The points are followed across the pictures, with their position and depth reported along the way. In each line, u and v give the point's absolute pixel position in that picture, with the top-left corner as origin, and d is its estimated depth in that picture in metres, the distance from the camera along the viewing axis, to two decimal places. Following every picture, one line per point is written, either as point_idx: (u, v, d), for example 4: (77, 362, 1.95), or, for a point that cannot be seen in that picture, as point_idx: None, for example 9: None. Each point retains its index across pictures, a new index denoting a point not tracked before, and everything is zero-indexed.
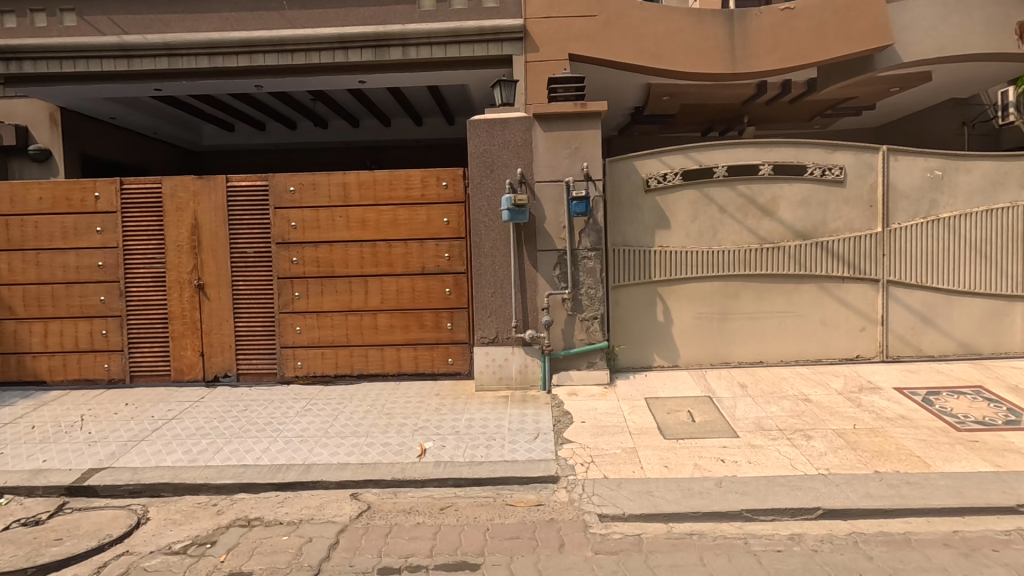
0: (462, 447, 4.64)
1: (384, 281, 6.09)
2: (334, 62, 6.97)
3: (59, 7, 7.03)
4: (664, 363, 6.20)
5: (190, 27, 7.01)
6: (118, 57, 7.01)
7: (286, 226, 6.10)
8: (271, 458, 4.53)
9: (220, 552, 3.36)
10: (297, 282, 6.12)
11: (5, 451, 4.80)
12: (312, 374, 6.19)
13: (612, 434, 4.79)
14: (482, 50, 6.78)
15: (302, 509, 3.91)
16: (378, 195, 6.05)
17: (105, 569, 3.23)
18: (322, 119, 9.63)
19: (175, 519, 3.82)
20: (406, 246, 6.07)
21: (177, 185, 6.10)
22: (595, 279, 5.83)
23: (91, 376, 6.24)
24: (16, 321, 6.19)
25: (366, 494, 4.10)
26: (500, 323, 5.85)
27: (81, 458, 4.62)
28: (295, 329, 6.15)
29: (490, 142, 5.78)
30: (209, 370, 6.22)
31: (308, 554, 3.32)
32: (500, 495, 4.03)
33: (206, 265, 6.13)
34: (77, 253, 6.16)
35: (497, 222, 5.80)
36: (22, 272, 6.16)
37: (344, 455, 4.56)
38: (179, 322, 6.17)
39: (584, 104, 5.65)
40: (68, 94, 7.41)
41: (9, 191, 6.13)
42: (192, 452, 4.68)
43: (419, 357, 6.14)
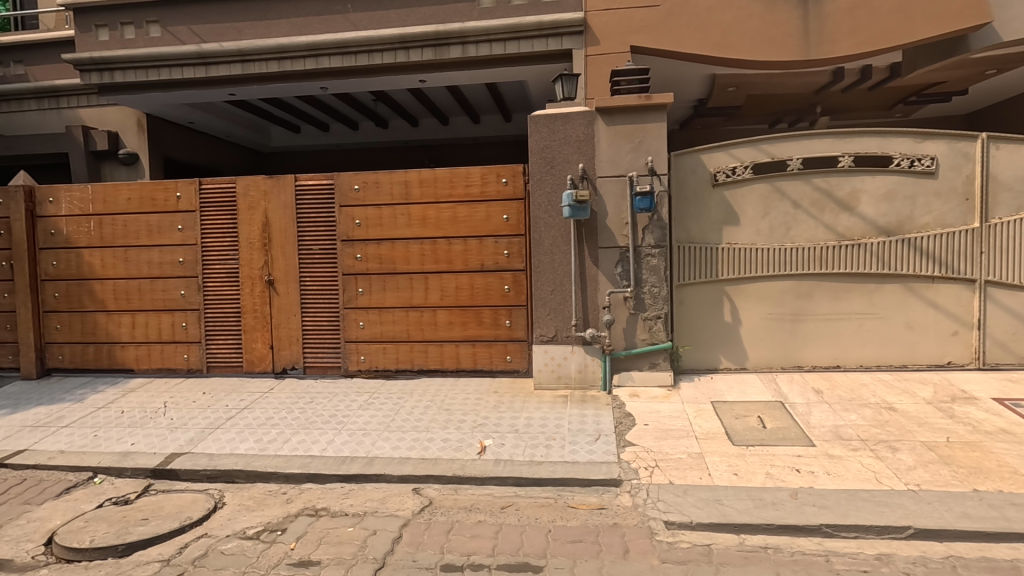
0: (522, 446, 4.60)
1: (444, 278, 6.13)
2: (395, 62, 7.11)
3: (146, 20, 7.50)
4: (730, 365, 5.94)
5: (261, 33, 7.30)
6: (196, 65, 7.42)
7: (351, 224, 6.26)
8: (335, 450, 4.66)
9: (290, 540, 3.47)
10: (360, 279, 6.27)
11: (97, 434, 5.17)
12: (374, 368, 6.34)
13: (676, 438, 4.62)
14: (541, 46, 6.77)
15: (365, 502, 3.98)
16: (438, 192, 6.10)
17: (186, 550, 3.40)
18: (382, 119, 9.84)
19: (248, 506, 3.98)
20: (465, 243, 6.08)
21: (250, 185, 6.38)
22: (658, 277, 5.65)
23: (171, 365, 6.62)
24: (107, 314, 6.66)
25: (428, 490, 4.13)
26: (560, 322, 5.78)
27: (163, 443, 4.91)
28: (359, 324, 6.30)
29: (551, 138, 5.70)
30: (278, 362, 6.47)
31: (373, 546, 3.37)
32: (562, 496, 3.96)
33: (276, 262, 6.38)
34: (161, 250, 6.55)
35: (557, 219, 5.72)
36: (113, 268, 6.62)
37: (405, 449, 4.62)
38: (251, 316, 6.45)
39: (648, 97, 5.47)
40: (153, 100, 7.91)
41: (101, 192, 6.59)
42: (263, 441, 4.88)
43: (478, 354, 6.15)
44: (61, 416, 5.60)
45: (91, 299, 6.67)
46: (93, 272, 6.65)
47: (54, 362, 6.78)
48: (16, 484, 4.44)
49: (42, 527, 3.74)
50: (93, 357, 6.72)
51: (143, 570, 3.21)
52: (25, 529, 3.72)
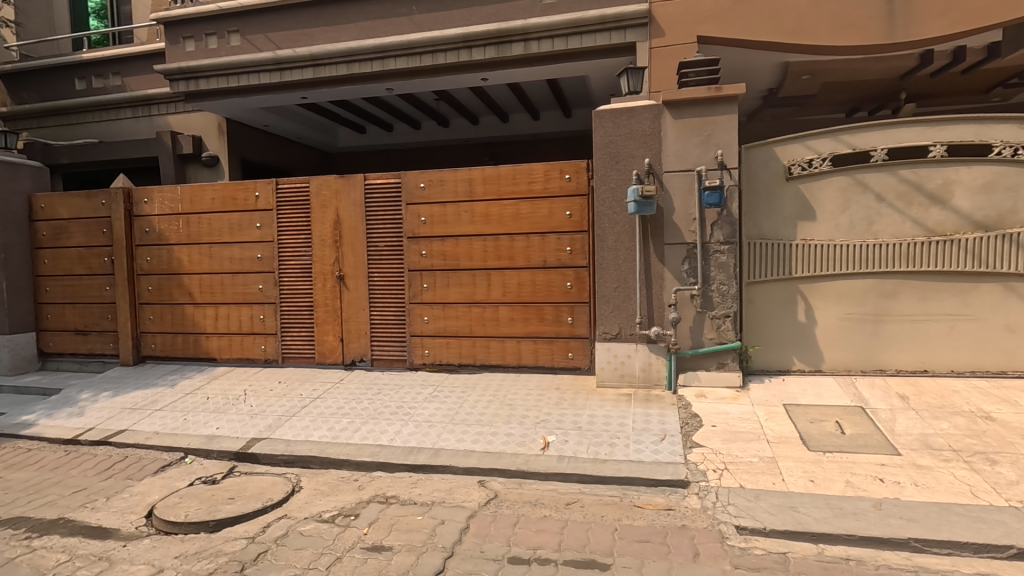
0: (585, 443, 4.58)
1: (506, 275, 6.19)
2: (459, 61, 7.22)
3: (227, 30, 7.96)
4: (804, 367, 5.67)
5: (331, 37, 7.59)
6: (273, 70, 7.80)
7: (417, 221, 6.42)
8: (403, 440, 4.81)
9: (363, 525, 3.62)
10: (425, 275, 6.43)
11: (186, 417, 5.57)
12: (438, 362, 6.47)
13: (746, 441, 4.47)
14: (603, 40, 6.70)
15: (433, 491, 4.09)
16: (501, 189, 6.16)
17: (269, 529, 3.61)
18: (444, 117, 10.02)
19: (323, 490, 4.18)
20: (528, 239, 6.11)
21: (322, 184, 6.67)
22: (728, 274, 5.47)
23: (250, 355, 7.02)
24: (194, 306, 7.14)
25: (493, 482, 4.20)
26: (624, 319, 5.71)
27: (245, 428, 5.23)
28: (423, 318, 6.46)
29: (616, 133, 5.63)
30: (347, 355, 6.73)
31: (442, 535, 3.46)
32: (627, 495, 3.92)
33: (346, 258, 6.64)
34: (241, 246, 6.95)
35: (621, 215, 5.66)
36: (199, 263, 7.09)
37: (470, 442, 4.71)
38: (322, 310, 6.75)
39: (719, 88, 5.30)
40: (233, 105, 8.39)
41: (189, 193, 7.07)
42: (335, 429, 5.10)
43: (540, 350, 6.16)
44: (155, 400, 6.08)
45: (180, 292, 7.17)
46: (181, 267, 7.15)
47: (148, 350, 7.34)
48: (119, 461, 4.86)
49: (142, 500, 4.07)
50: (180, 346, 7.22)
51: (231, 545, 3.44)
52: (128, 502, 4.07)
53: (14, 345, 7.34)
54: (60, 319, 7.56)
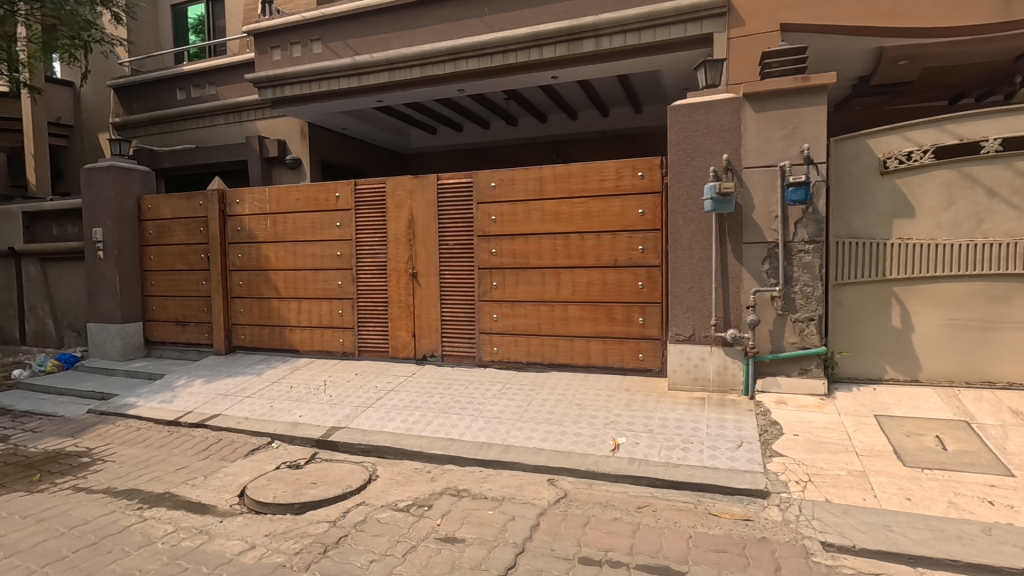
0: (657, 446, 4.49)
1: (576, 273, 6.15)
2: (529, 60, 7.24)
3: (310, 38, 8.41)
4: (899, 376, 5.27)
5: (406, 41, 7.85)
6: (351, 75, 8.13)
7: (487, 220, 6.51)
8: (473, 435, 4.91)
9: (436, 516, 3.72)
10: (494, 273, 6.51)
11: (273, 405, 5.95)
12: (506, 360, 6.53)
13: (831, 453, 4.21)
14: (678, 33, 6.53)
15: (503, 487, 4.14)
16: (572, 187, 6.13)
17: (349, 515, 3.79)
18: (513, 117, 10.10)
19: (398, 480, 4.33)
20: (598, 238, 6.04)
21: (398, 185, 6.91)
22: (813, 275, 5.19)
23: (329, 348, 7.37)
24: (279, 300, 7.59)
25: (562, 481, 4.20)
26: (697, 321, 5.53)
27: (325, 417, 5.52)
28: (492, 316, 6.54)
29: (692, 128, 5.46)
30: (419, 350, 6.93)
31: (513, 531, 3.50)
32: (702, 503, 3.80)
33: (419, 256, 6.84)
34: (323, 244, 7.32)
35: (696, 213, 5.49)
36: (284, 260, 7.53)
37: (539, 440, 4.73)
38: (396, 306, 6.98)
39: (805, 78, 5.03)
40: (315, 110, 8.83)
41: (276, 194, 7.52)
42: (408, 422, 5.28)
43: (609, 350, 6.08)
44: (244, 387, 6.53)
45: (267, 287, 7.65)
46: (269, 264, 7.62)
47: (238, 341, 7.88)
48: (214, 442, 5.26)
49: (235, 480, 4.39)
50: (267, 337, 7.70)
51: (315, 527, 3.63)
52: (223, 481, 4.40)
53: (125, 333, 8.11)
54: (163, 310, 8.26)
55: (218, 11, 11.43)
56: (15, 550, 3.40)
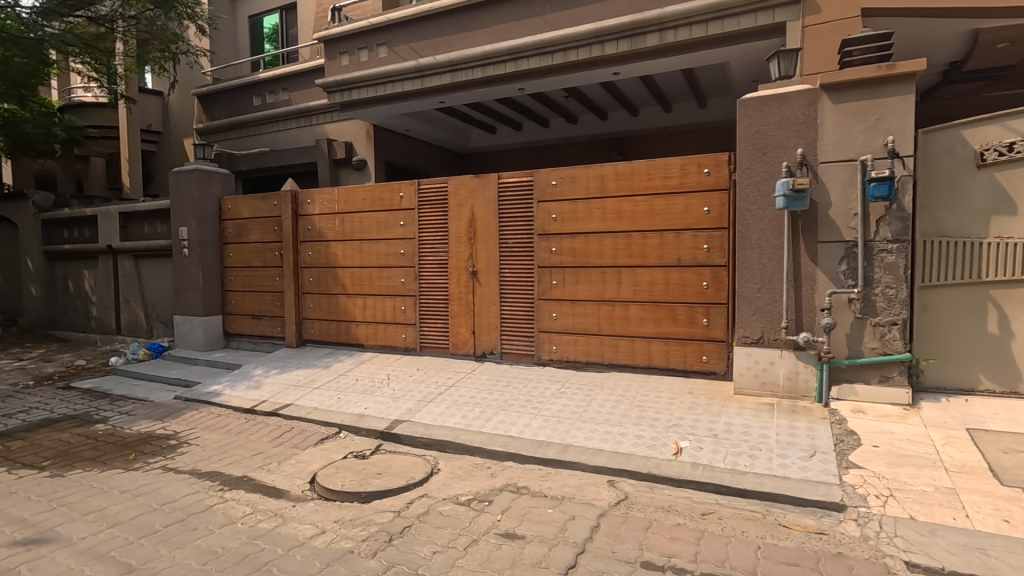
0: (722, 452, 4.34)
1: (638, 273, 6.04)
2: (591, 57, 7.18)
3: (376, 43, 8.68)
4: (994, 388, 4.87)
5: (468, 43, 7.97)
6: (414, 77, 8.32)
7: (548, 219, 6.50)
8: (532, 433, 4.93)
9: (496, 512, 3.76)
10: (554, 272, 6.49)
11: (340, 396, 6.20)
12: (565, 359, 6.50)
13: (916, 467, 3.93)
14: (748, 23, 6.28)
15: (563, 486, 4.13)
16: (634, 185, 6.02)
17: (412, 506, 3.89)
18: (573, 114, 10.06)
19: (459, 474, 4.41)
20: (661, 237, 5.91)
21: (459, 184, 7.02)
22: (896, 276, 4.87)
23: (393, 343, 7.60)
24: (346, 296, 7.89)
25: (623, 483, 4.14)
26: (767, 323, 5.31)
27: (389, 409, 5.71)
28: (552, 315, 6.53)
29: (763, 122, 5.23)
30: (478, 347, 7.01)
31: (573, 531, 3.48)
32: (771, 513, 3.64)
33: (480, 254, 6.92)
34: (387, 243, 7.55)
35: (766, 210, 5.27)
36: (351, 258, 7.82)
37: (599, 441, 4.68)
38: (457, 303, 7.09)
39: (890, 66, 4.72)
40: (380, 112, 9.10)
41: (344, 194, 7.82)
42: (468, 417, 5.37)
43: (671, 352, 5.93)
44: (314, 378, 6.85)
45: (335, 283, 7.97)
46: (336, 261, 7.93)
47: (308, 334, 8.26)
48: (287, 430, 5.54)
49: (306, 467, 4.62)
50: (334, 332, 8.03)
51: (380, 516, 3.75)
52: (296, 468, 4.63)
53: (207, 325, 8.69)
54: (240, 304, 8.78)
55: (291, 20, 12.02)
56: (114, 522, 3.72)
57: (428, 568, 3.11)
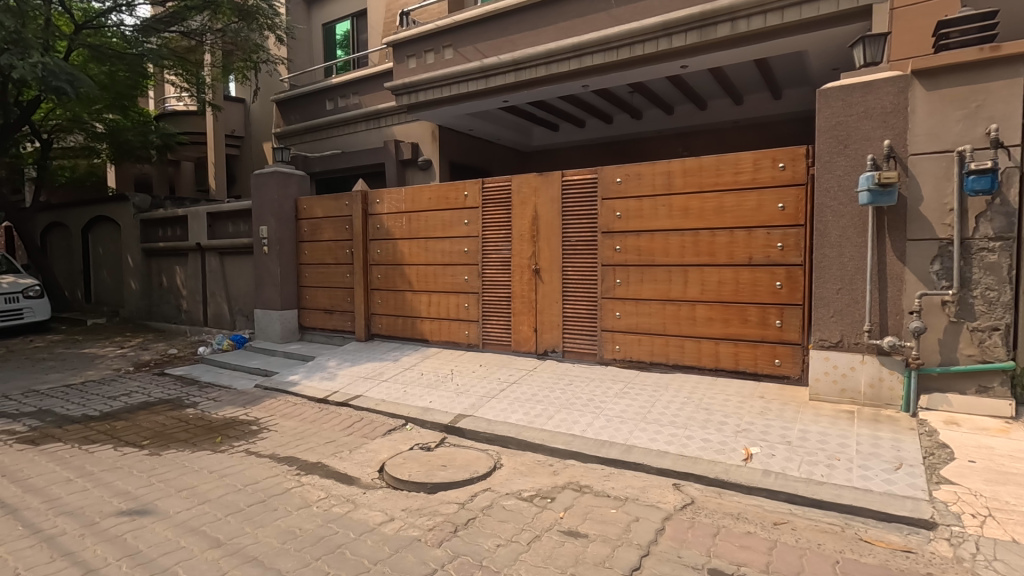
0: (796, 460, 4.15)
1: (705, 272, 5.86)
2: (657, 50, 7.01)
3: (442, 45, 8.88)
4: None
5: (532, 41, 8.00)
6: (479, 77, 8.42)
7: (612, 216, 6.43)
8: (595, 432, 4.90)
9: (559, 509, 3.77)
10: (618, 270, 6.41)
11: (406, 389, 6.41)
12: (628, 359, 6.40)
13: (1019, 486, 3.59)
14: (829, 8, 5.98)
15: (626, 487, 4.08)
16: (703, 181, 5.85)
17: (476, 499, 3.97)
18: (637, 110, 9.88)
19: (522, 470, 4.45)
20: (732, 235, 5.70)
21: (523, 182, 7.06)
22: (998, 277, 4.49)
23: (456, 339, 7.74)
24: (412, 293, 8.12)
25: (689, 487, 4.04)
26: (847, 326, 5.01)
27: (453, 404, 5.84)
28: (615, 313, 6.46)
29: (846, 113, 4.94)
30: (540, 345, 7.03)
31: (637, 532, 3.44)
32: (852, 527, 3.44)
33: (543, 252, 6.93)
34: (452, 241, 7.71)
35: (848, 206, 4.98)
36: (417, 255, 8.05)
37: (663, 443, 4.59)
38: (519, 301, 7.14)
39: (994, 48, 4.36)
40: (445, 113, 9.28)
41: (410, 194, 8.06)
42: (530, 414, 5.41)
43: (741, 354, 5.72)
44: (382, 371, 7.12)
45: (401, 280, 8.22)
46: (403, 259, 8.18)
47: (376, 329, 8.57)
48: (357, 420, 5.79)
49: (376, 457, 4.81)
50: (401, 327, 8.28)
51: (446, 507, 3.85)
52: (366, 456, 4.83)
53: (284, 318, 9.20)
54: (314, 299, 9.22)
55: (361, 26, 12.51)
56: (205, 499, 4.03)
57: (492, 561, 3.16)
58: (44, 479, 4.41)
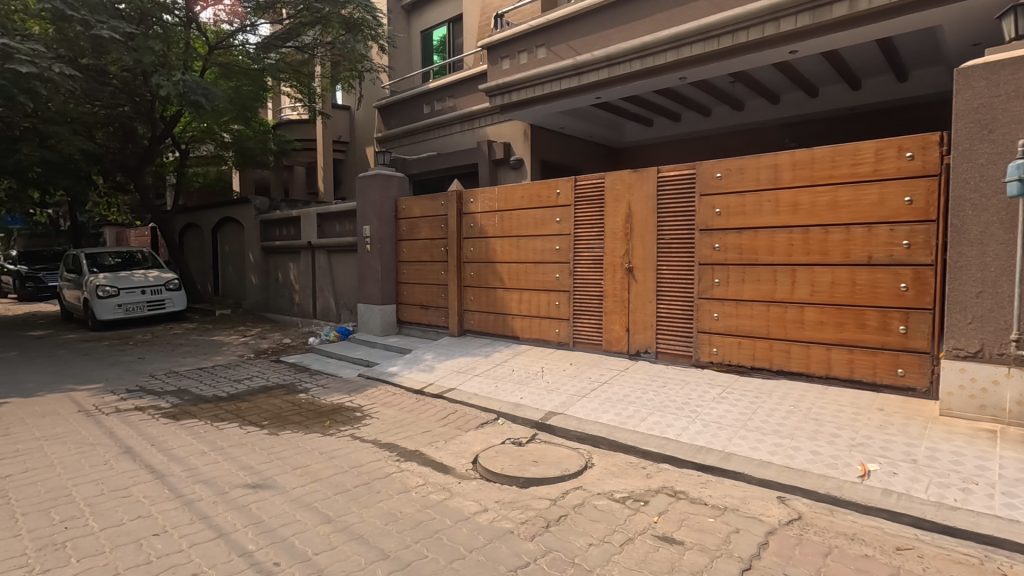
0: (923, 481, 3.75)
1: (816, 272, 5.46)
2: (763, 36, 6.61)
3: (535, 44, 8.94)
4: None
5: (627, 35, 7.85)
6: (571, 75, 8.39)
7: (711, 213, 6.16)
8: (690, 437, 4.72)
9: (653, 513, 3.67)
10: (717, 269, 6.13)
11: (497, 384, 6.55)
12: (727, 362, 6.11)
13: None
14: None
15: (725, 496, 3.90)
16: (814, 174, 5.45)
17: (567, 496, 3.97)
18: (738, 101, 9.38)
19: (614, 471, 4.39)
20: (847, 231, 5.26)
21: (617, 179, 6.94)
22: None
23: (547, 337, 7.78)
24: (503, 290, 8.27)
25: (796, 502, 3.78)
26: (988, 334, 4.45)
27: (544, 401, 5.88)
28: (713, 315, 6.18)
29: (990, 94, 4.38)
30: (632, 345, 6.88)
31: (737, 544, 3.27)
32: (993, 561, 3.05)
33: (636, 250, 6.78)
34: (543, 239, 7.76)
35: (992, 199, 4.41)
36: (508, 254, 8.18)
37: (766, 453, 4.34)
38: (611, 300, 7.03)
39: None
40: (537, 112, 9.33)
41: (503, 193, 8.21)
42: (622, 415, 5.32)
43: (857, 361, 5.26)
44: (474, 366, 7.32)
45: (493, 278, 8.40)
46: (496, 257, 8.35)
47: (469, 324, 8.82)
48: (451, 412, 6.00)
49: (470, 448, 4.96)
50: (493, 323, 8.46)
51: (538, 502, 3.89)
52: (460, 447, 5.00)
53: (384, 312, 9.72)
54: (411, 295, 9.66)
55: (457, 31, 12.92)
56: (316, 477, 4.37)
57: (584, 559, 3.15)
58: (185, 450, 5.00)
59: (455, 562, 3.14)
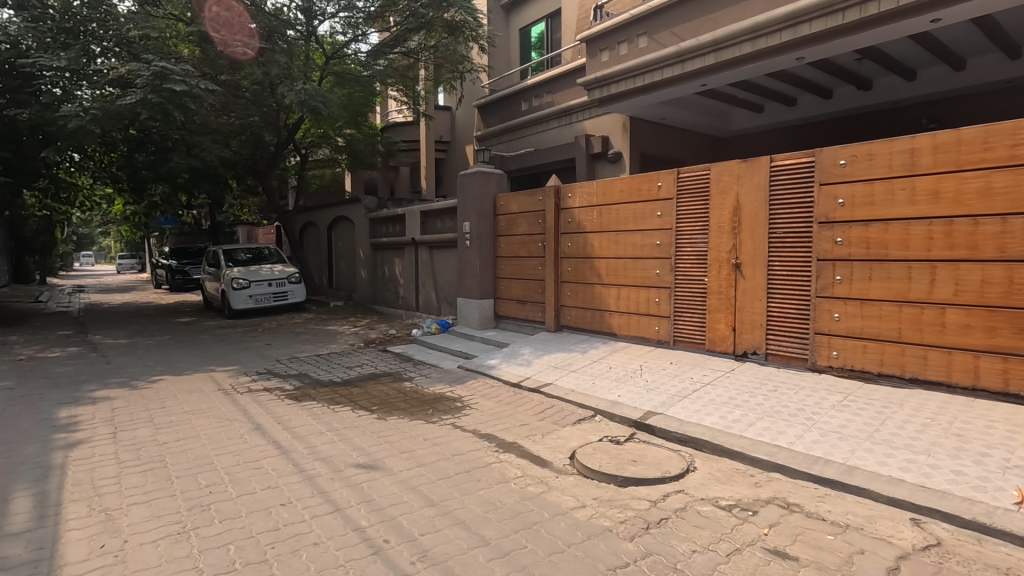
0: None
1: (962, 268, 4.83)
2: (898, 6, 5.91)
3: (636, 34, 8.69)
4: None
5: (736, 16, 7.38)
6: (674, 63, 8.07)
7: (833, 204, 5.65)
8: (805, 446, 4.38)
9: (763, 525, 3.46)
10: (838, 266, 5.61)
11: (594, 381, 6.49)
12: (848, 367, 5.59)
13: None
14: None
15: (847, 513, 3.57)
16: (961, 158, 4.84)
17: (669, 499, 3.85)
18: (865, 80, 8.50)
19: (718, 476, 4.19)
20: (1003, 223, 4.62)
21: (724, 170, 6.59)
22: None
23: (646, 335, 7.57)
24: (601, 286, 8.16)
25: (933, 526, 3.38)
26: None
27: (643, 400, 5.74)
28: (833, 315, 5.68)
29: None
30: (739, 346, 6.51)
31: (862, 566, 2.99)
32: None
33: (744, 245, 6.39)
34: (643, 234, 7.55)
35: None
36: (606, 249, 8.05)
37: (897, 469, 3.91)
38: (716, 297, 6.69)
39: None
40: (637, 103, 9.08)
41: (602, 187, 8.08)
42: (727, 419, 5.05)
43: (1012, 371, 4.59)
44: (571, 361, 7.31)
45: (591, 273, 8.31)
46: (593, 252, 8.25)
47: (565, 320, 8.81)
48: (548, 407, 6.03)
49: (566, 444, 4.96)
50: (590, 320, 8.38)
51: (637, 502, 3.81)
52: (557, 442, 5.01)
53: (482, 306, 9.98)
54: (508, 290, 9.82)
55: (555, 26, 12.84)
56: (420, 462, 4.59)
57: (688, 566, 3.04)
58: (305, 429, 5.47)
59: (553, 555, 3.16)
